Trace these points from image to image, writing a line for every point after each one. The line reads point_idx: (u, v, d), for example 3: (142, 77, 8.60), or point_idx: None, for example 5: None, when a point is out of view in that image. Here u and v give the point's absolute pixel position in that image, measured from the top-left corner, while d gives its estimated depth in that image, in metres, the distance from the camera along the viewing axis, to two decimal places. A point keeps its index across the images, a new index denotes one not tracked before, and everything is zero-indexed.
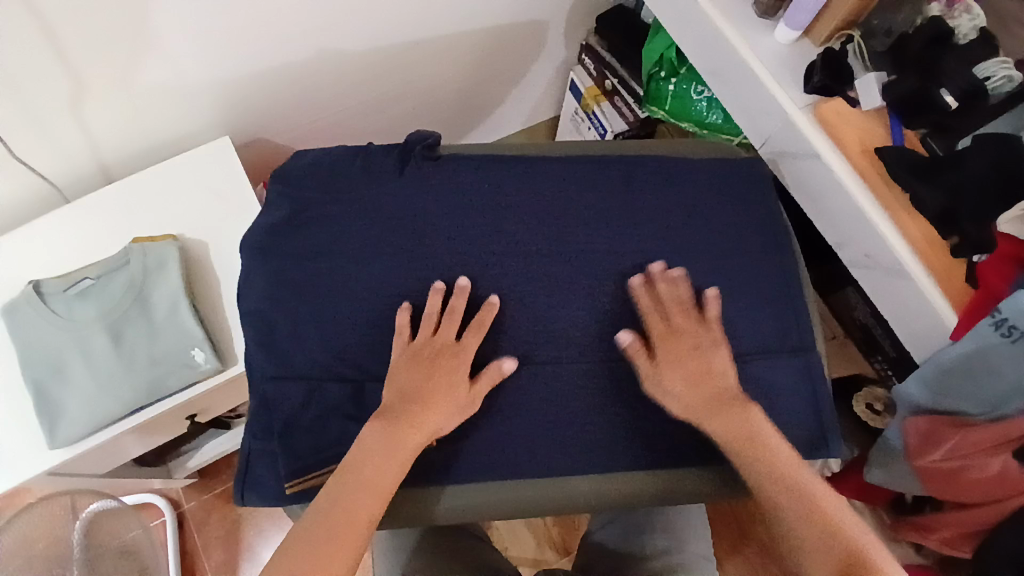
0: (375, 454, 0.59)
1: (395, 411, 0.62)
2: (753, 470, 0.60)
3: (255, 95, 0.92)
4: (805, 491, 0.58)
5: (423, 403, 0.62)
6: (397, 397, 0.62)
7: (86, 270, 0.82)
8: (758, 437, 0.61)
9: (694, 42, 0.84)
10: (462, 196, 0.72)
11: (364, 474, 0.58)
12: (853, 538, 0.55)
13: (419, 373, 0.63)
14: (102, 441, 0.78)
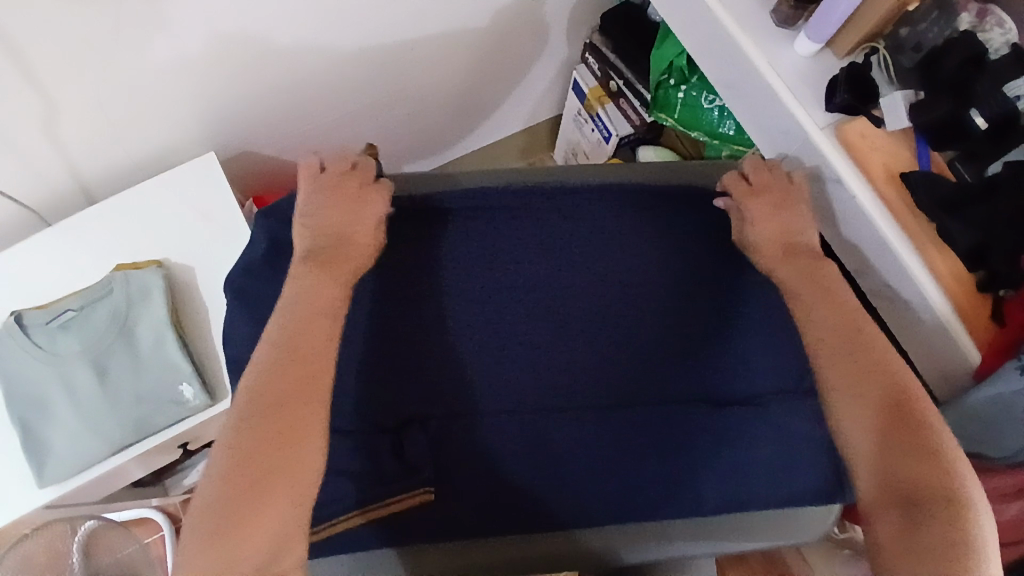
0: (282, 387, 0.56)
1: (320, 258, 0.64)
2: (796, 291, 0.67)
3: (238, 106, 0.87)
4: (860, 326, 0.63)
5: (346, 222, 0.66)
6: (280, 326, 0.60)
7: (67, 300, 0.78)
8: (815, 272, 0.68)
9: (707, 50, 0.78)
10: (459, 228, 0.68)
11: (273, 399, 0.56)
12: (901, 373, 0.60)
13: (335, 220, 0.66)
14: (93, 478, 0.76)
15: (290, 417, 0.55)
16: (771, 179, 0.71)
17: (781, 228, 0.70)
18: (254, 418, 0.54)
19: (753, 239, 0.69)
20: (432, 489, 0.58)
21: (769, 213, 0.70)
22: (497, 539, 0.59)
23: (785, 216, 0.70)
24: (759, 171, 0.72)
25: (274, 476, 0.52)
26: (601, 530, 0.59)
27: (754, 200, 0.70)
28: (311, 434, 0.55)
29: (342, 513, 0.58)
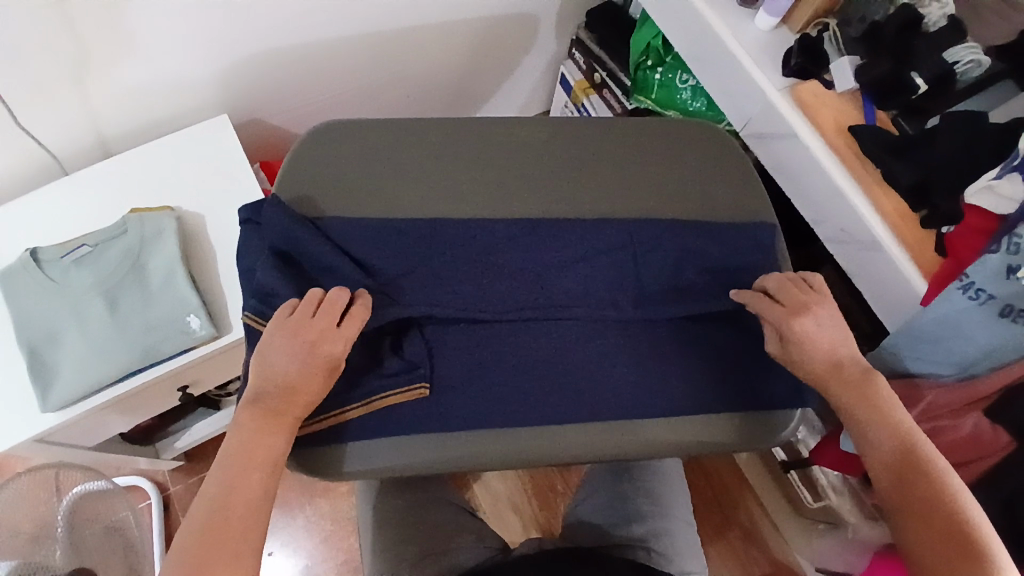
0: (224, 475, 0.54)
1: (270, 396, 0.58)
2: (839, 395, 0.60)
3: (252, 77, 0.94)
4: (921, 447, 0.55)
5: (295, 384, 0.58)
6: (231, 443, 0.56)
7: (83, 238, 0.83)
8: (870, 394, 0.59)
9: (680, 27, 0.87)
10: (456, 164, 0.74)
11: (217, 497, 0.53)
12: (969, 510, 0.52)
13: (289, 341, 0.59)
14: (93, 405, 0.79)
15: (234, 516, 0.53)
16: (800, 292, 0.64)
17: (828, 343, 0.61)
18: (201, 526, 0.52)
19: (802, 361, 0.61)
20: (426, 387, 0.63)
21: (813, 329, 0.61)
22: (481, 435, 0.63)
23: (832, 331, 0.62)
24: (784, 287, 0.65)
25: (224, 555, 0.51)
26: (576, 433, 0.64)
27: (792, 320, 0.62)
28: (260, 498, 0.55)
29: (351, 404, 0.63)
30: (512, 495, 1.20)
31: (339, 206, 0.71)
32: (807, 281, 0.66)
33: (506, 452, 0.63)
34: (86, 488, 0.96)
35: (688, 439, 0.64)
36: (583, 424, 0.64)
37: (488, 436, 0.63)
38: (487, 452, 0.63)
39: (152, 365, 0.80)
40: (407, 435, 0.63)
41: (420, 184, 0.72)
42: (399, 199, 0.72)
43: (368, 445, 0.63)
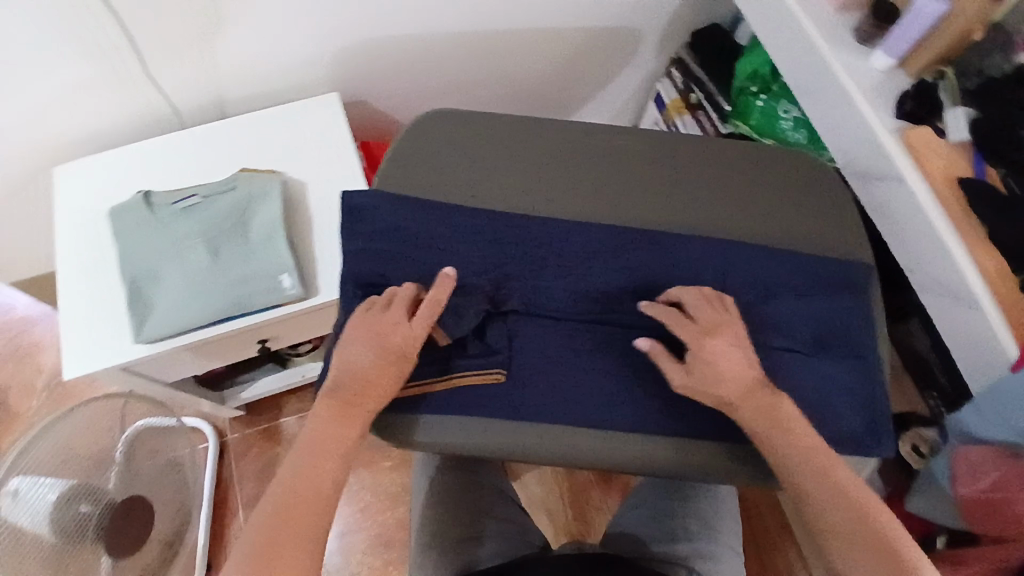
0: (300, 463, 0.59)
1: (347, 389, 0.61)
2: (820, 491, 0.57)
3: (367, 61, 0.98)
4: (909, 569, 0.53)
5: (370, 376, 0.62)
6: (305, 433, 0.61)
7: (195, 188, 0.88)
8: (849, 495, 0.57)
9: (790, 59, 0.88)
10: (558, 164, 0.76)
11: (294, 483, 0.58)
12: None
13: (380, 336, 0.62)
14: (182, 343, 0.83)
15: (305, 502, 0.57)
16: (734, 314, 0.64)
17: (740, 369, 0.61)
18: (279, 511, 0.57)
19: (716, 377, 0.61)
20: (502, 373, 0.65)
21: (724, 349, 0.61)
22: (547, 427, 0.65)
23: (736, 356, 0.61)
24: (698, 305, 0.64)
25: (293, 538, 0.55)
26: (641, 441, 0.66)
27: (702, 341, 0.62)
28: (328, 487, 0.59)
29: (428, 377, 0.65)
30: (548, 499, 1.21)
31: (442, 189, 0.74)
32: (716, 300, 0.65)
33: (570, 450, 0.65)
34: (146, 423, 1.04)
35: (745, 468, 0.66)
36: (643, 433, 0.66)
37: (554, 428, 0.65)
38: (551, 444, 0.65)
39: (243, 315, 0.84)
40: (478, 416, 0.65)
41: (519, 178, 0.75)
42: (500, 188, 0.74)
43: (441, 421, 0.65)
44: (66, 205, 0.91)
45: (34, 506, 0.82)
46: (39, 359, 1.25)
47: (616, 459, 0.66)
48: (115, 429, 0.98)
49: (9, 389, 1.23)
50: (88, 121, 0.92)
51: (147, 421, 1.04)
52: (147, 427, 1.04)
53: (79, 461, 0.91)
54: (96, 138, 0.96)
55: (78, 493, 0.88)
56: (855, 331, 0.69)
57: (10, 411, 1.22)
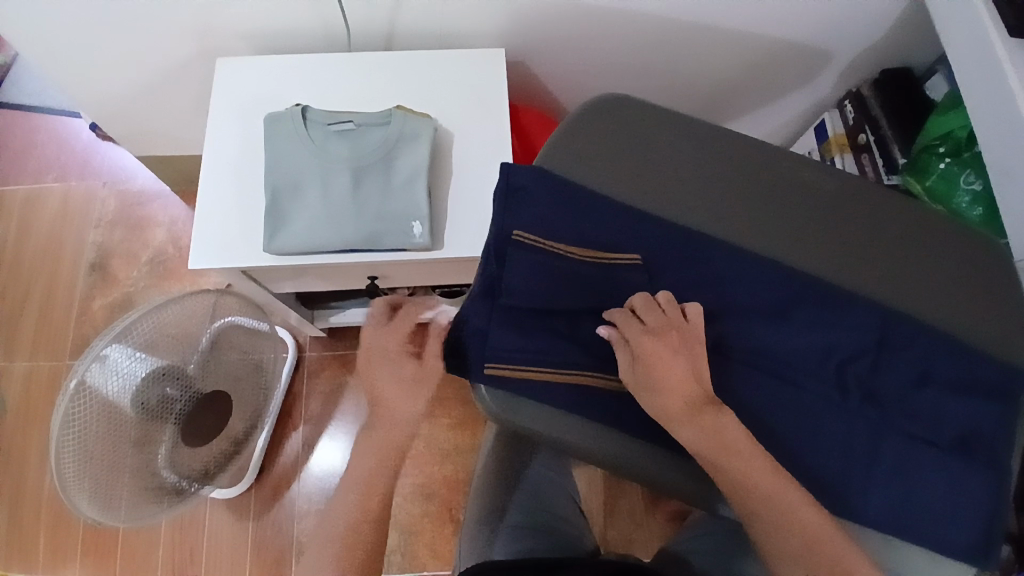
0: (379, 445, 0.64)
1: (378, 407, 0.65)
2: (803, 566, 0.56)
3: (541, 22, 0.95)
4: None
5: (388, 401, 0.64)
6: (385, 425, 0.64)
7: (350, 114, 0.88)
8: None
9: (994, 131, 0.80)
10: (728, 185, 0.72)
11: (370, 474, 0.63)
12: None
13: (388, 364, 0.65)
14: (302, 262, 0.85)
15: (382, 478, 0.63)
16: (677, 339, 0.61)
17: (683, 383, 0.59)
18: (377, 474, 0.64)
19: (651, 345, 0.60)
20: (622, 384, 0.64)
21: (667, 359, 0.59)
22: (638, 443, 0.63)
23: (681, 366, 0.59)
24: (653, 312, 0.62)
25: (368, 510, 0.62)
26: None
27: (647, 341, 0.60)
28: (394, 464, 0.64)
29: (520, 363, 0.63)
30: (589, 497, 1.22)
31: (607, 182, 0.72)
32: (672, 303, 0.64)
33: (651, 469, 0.63)
34: (235, 321, 1.03)
35: None
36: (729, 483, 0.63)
37: (642, 446, 0.63)
38: (638, 458, 0.63)
39: (370, 250, 0.85)
40: (555, 408, 0.63)
41: (687, 188, 0.72)
42: (666, 196, 0.72)
43: (534, 409, 0.63)
44: (224, 92, 0.93)
45: (119, 378, 0.87)
46: (146, 234, 1.34)
47: (691, 489, 0.63)
48: (208, 320, 0.99)
49: (116, 254, 1.33)
50: (261, 18, 0.93)
51: (230, 321, 1.02)
52: (238, 324, 1.05)
53: (174, 342, 0.94)
54: (263, 40, 0.97)
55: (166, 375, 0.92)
56: (1006, 442, 0.64)
57: (114, 274, 1.32)
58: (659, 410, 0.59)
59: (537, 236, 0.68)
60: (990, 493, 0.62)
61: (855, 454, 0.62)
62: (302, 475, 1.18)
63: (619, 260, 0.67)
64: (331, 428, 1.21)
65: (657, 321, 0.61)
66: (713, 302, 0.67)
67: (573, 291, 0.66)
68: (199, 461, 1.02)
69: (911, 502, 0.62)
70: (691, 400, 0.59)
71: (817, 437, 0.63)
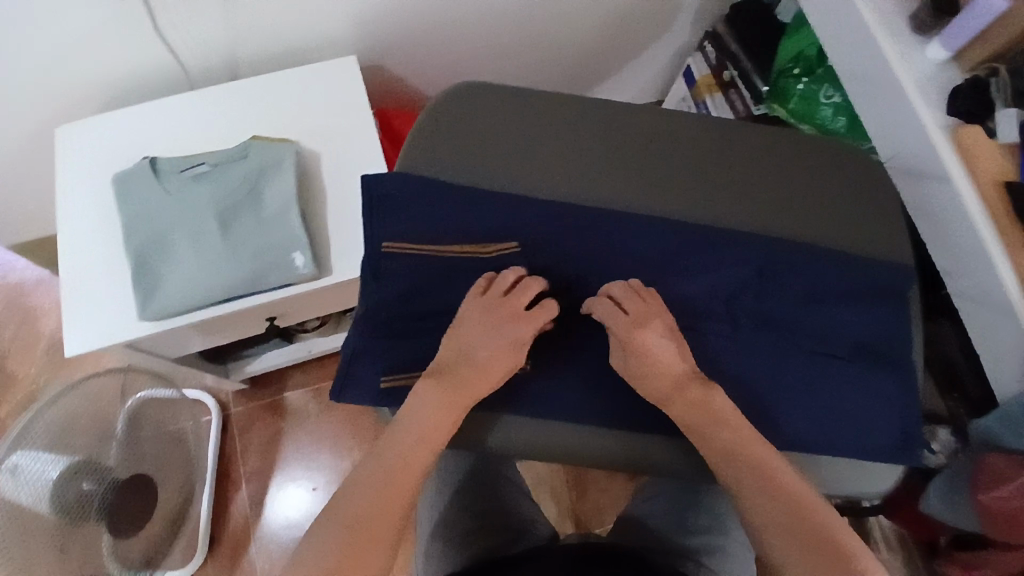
0: (428, 415, 0.59)
1: (454, 372, 0.61)
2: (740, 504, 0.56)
3: (389, 22, 0.92)
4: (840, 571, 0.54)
5: (493, 361, 0.61)
6: (427, 404, 0.59)
7: (203, 156, 0.83)
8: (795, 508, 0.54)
9: (844, 44, 0.82)
10: (596, 149, 0.72)
11: (392, 458, 0.57)
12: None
13: (492, 328, 0.62)
14: (189, 322, 0.80)
15: (410, 464, 0.56)
16: (661, 322, 0.62)
17: (670, 365, 0.62)
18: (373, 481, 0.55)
19: (641, 340, 0.61)
20: (527, 363, 0.65)
21: (655, 344, 0.61)
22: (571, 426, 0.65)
23: (668, 348, 0.62)
24: (630, 298, 0.63)
25: (401, 486, 0.55)
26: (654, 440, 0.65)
27: (635, 330, 0.61)
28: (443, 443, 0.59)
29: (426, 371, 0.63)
30: (553, 481, 1.20)
31: (475, 175, 0.70)
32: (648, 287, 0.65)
33: (588, 448, 0.65)
34: (150, 395, 0.99)
35: None
36: (659, 442, 0.66)
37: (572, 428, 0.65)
38: (574, 440, 0.65)
39: (255, 292, 0.81)
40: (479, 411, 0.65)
41: (556, 163, 0.71)
42: (538, 173, 0.70)
43: (523, 422, 0.65)
44: (68, 161, 0.86)
45: (35, 483, 0.80)
46: (37, 324, 1.25)
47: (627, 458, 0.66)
48: (119, 399, 0.94)
49: (8, 353, 1.24)
50: (90, 76, 0.87)
51: (148, 395, 0.98)
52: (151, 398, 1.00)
53: (86, 431, 0.89)
54: (100, 97, 0.91)
55: (83, 469, 0.86)
56: (902, 339, 0.66)
57: (11, 375, 1.22)
58: (651, 391, 0.62)
59: (409, 242, 0.66)
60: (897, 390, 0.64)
61: (766, 384, 0.63)
62: (258, 533, 1.13)
63: (501, 250, 0.66)
64: (278, 477, 1.16)
65: (640, 307, 0.62)
66: (603, 269, 0.67)
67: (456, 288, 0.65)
68: (142, 547, 0.96)
69: (827, 416, 0.63)
70: (678, 377, 0.61)
71: (727, 377, 0.64)
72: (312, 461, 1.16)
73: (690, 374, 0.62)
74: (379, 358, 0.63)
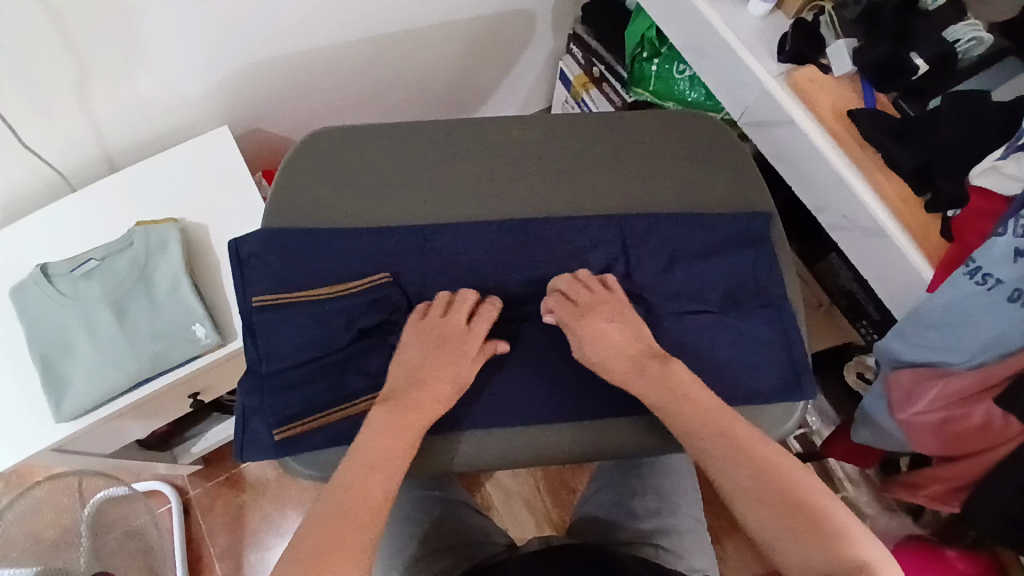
0: (378, 438, 0.59)
1: (404, 395, 0.62)
2: None
3: (253, 87, 0.95)
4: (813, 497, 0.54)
5: (440, 371, 0.63)
6: (379, 428, 0.60)
7: (91, 251, 0.85)
8: None
9: (675, 18, 0.86)
10: (453, 167, 0.74)
11: (349, 485, 0.56)
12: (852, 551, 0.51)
13: (433, 343, 0.64)
14: (104, 416, 0.81)
15: (365, 490, 0.56)
16: (606, 306, 0.66)
17: (622, 344, 0.64)
18: (330, 513, 0.54)
19: (587, 329, 0.64)
20: None
21: (599, 327, 0.64)
22: (479, 434, 0.66)
23: (619, 330, 0.65)
24: (576, 288, 0.67)
25: (354, 512, 0.54)
26: (560, 428, 0.66)
27: (582, 319, 0.64)
28: (398, 464, 0.59)
29: (318, 412, 0.65)
30: (525, 491, 1.20)
31: (339, 216, 0.72)
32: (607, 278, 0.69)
33: (503, 452, 0.66)
34: (107, 496, 0.97)
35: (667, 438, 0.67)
36: (571, 430, 0.66)
37: (484, 437, 0.66)
38: (488, 448, 0.65)
39: (165, 372, 0.82)
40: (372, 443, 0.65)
41: (418, 186, 0.73)
42: (401, 200, 0.73)
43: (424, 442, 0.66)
44: None
45: None
46: None
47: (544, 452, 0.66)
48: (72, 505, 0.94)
49: None
50: None
51: (106, 495, 0.97)
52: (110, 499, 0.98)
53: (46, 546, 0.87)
54: None
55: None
56: (771, 283, 0.70)
57: None
58: (616, 375, 0.63)
59: (278, 293, 0.68)
60: (766, 332, 0.68)
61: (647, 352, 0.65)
62: None
63: (370, 282, 0.69)
64: (250, 550, 1.15)
65: (583, 294, 0.66)
66: (475, 278, 0.70)
67: (330, 322, 0.67)
68: None
69: (713, 370, 0.66)
70: (637, 356, 0.64)
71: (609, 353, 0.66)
72: (281, 527, 1.16)
73: (648, 354, 0.64)
74: (267, 415, 0.65)
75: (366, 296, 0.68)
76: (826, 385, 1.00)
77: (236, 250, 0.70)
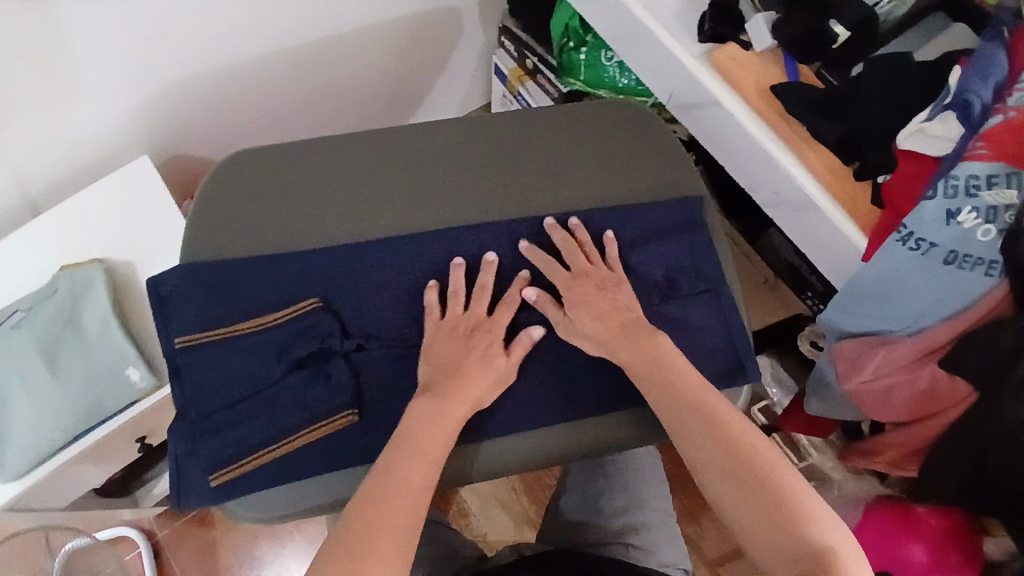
0: (424, 421, 0.59)
1: (445, 381, 0.62)
2: None
3: (174, 113, 0.92)
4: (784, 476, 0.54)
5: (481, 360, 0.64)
6: (424, 412, 0.60)
7: (17, 302, 0.82)
8: None
9: (594, 5, 0.84)
10: (377, 181, 0.72)
11: (398, 468, 0.56)
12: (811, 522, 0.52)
13: (461, 346, 0.64)
14: (46, 471, 0.79)
15: (411, 476, 0.56)
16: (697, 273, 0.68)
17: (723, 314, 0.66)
18: (374, 497, 0.54)
19: (694, 294, 0.66)
20: (355, 412, 0.64)
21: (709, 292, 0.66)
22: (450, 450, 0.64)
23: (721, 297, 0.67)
24: (683, 249, 0.69)
25: (392, 496, 0.54)
26: (532, 435, 0.65)
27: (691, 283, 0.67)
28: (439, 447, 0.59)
29: (258, 449, 0.63)
30: (501, 494, 1.19)
31: (263, 243, 0.70)
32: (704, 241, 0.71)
33: (470, 464, 0.65)
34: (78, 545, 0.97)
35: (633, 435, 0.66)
36: (544, 435, 0.65)
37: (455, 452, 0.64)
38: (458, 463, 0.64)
39: (105, 419, 0.80)
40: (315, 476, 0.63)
41: (342, 204, 0.71)
42: (326, 221, 0.70)
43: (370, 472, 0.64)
44: None
45: None
46: None
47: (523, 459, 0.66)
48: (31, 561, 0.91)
49: None
50: None
51: (77, 543, 0.97)
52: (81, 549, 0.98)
53: None
54: None
55: None
56: (709, 268, 0.69)
57: None
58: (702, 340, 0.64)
59: (205, 330, 0.66)
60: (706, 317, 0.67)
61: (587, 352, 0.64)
62: None
63: (299, 309, 0.66)
64: None
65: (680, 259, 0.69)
66: (408, 294, 0.68)
67: (262, 355, 0.65)
68: None
69: None
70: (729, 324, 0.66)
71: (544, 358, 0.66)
72: (256, 557, 1.14)
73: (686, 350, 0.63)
74: (202, 459, 0.63)
75: (296, 325, 0.66)
76: (784, 359, 1.00)
77: (156, 289, 0.67)
